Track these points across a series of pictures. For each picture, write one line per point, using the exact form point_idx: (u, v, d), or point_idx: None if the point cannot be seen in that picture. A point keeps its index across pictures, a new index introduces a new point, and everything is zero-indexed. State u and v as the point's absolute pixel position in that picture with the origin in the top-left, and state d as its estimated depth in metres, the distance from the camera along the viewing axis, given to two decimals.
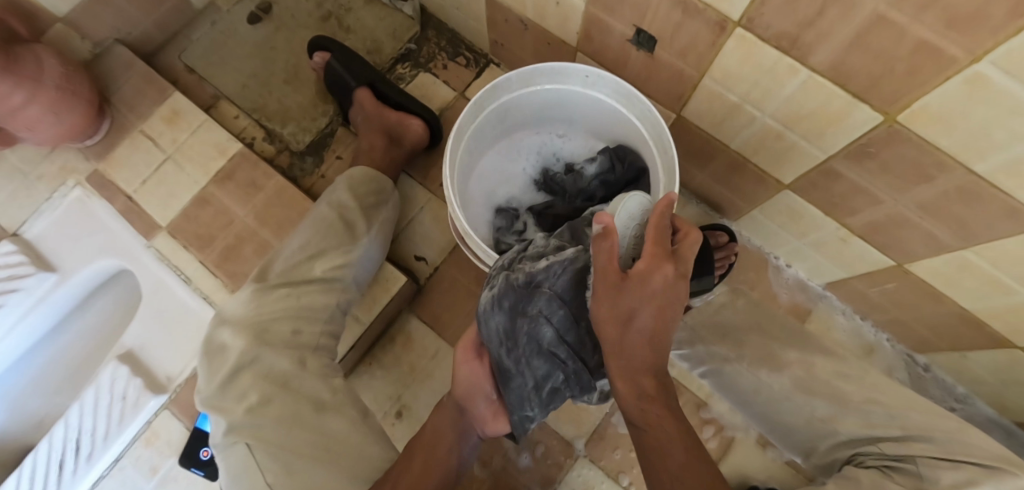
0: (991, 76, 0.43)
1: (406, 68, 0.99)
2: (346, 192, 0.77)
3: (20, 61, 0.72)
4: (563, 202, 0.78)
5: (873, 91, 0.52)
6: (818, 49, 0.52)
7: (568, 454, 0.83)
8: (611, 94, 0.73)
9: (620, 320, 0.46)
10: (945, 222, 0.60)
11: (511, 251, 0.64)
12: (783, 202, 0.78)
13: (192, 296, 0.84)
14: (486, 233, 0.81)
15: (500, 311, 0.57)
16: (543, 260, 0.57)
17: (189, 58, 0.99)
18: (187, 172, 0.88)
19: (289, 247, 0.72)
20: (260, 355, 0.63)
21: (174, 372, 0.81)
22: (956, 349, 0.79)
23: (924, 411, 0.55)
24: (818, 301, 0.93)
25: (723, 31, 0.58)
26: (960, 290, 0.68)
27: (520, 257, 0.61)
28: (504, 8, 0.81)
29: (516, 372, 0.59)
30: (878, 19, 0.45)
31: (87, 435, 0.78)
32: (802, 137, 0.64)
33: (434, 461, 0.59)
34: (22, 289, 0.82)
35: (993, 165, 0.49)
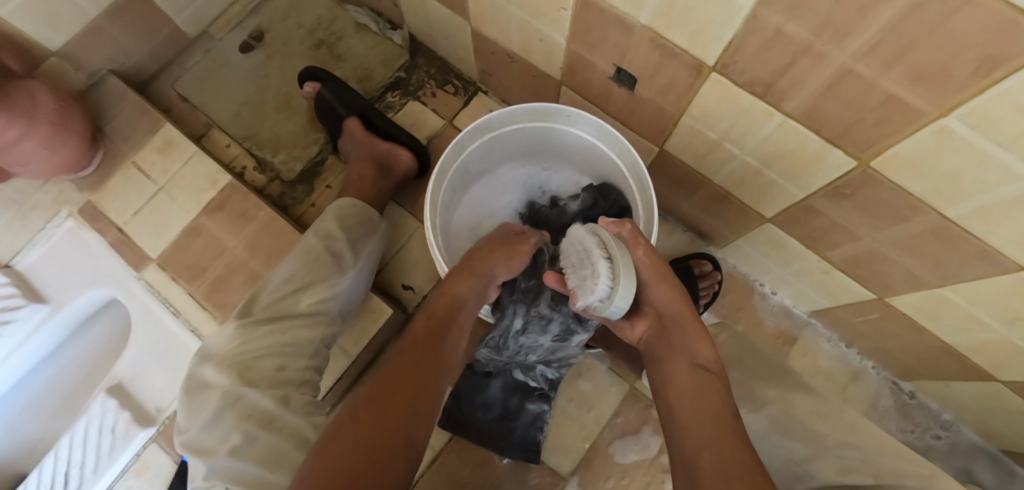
0: (957, 130, 0.43)
1: (396, 96, 1.00)
2: (333, 224, 0.78)
3: (13, 98, 0.74)
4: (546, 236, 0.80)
5: (846, 136, 0.53)
6: (791, 96, 0.53)
7: (554, 483, 0.84)
8: (592, 133, 0.74)
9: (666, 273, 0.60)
10: (921, 260, 0.60)
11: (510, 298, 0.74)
12: (766, 234, 0.78)
13: (181, 327, 0.85)
14: None
15: (487, 350, 0.81)
16: (545, 336, 0.74)
17: (182, 87, 1.00)
18: (179, 202, 0.89)
19: (275, 280, 0.73)
20: (243, 394, 0.63)
21: (164, 403, 0.82)
22: (940, 378, 0.80)
23: (893, 455, 0.55)
24: (804, 328, 0.93)
25: (700, 74, 0.59)
26: (940, 324, 0.68)
27: (525, 320, 0.73)
28: (491, 41, 0.82)
29: (482, 365, 0.84)
30: (847, 71, 0.46)
31: (77, 468, 0.79)
32: (781, 175, 0.65)
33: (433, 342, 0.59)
34: (14, 321, 0.83)
35: (965, 211, 0.50)
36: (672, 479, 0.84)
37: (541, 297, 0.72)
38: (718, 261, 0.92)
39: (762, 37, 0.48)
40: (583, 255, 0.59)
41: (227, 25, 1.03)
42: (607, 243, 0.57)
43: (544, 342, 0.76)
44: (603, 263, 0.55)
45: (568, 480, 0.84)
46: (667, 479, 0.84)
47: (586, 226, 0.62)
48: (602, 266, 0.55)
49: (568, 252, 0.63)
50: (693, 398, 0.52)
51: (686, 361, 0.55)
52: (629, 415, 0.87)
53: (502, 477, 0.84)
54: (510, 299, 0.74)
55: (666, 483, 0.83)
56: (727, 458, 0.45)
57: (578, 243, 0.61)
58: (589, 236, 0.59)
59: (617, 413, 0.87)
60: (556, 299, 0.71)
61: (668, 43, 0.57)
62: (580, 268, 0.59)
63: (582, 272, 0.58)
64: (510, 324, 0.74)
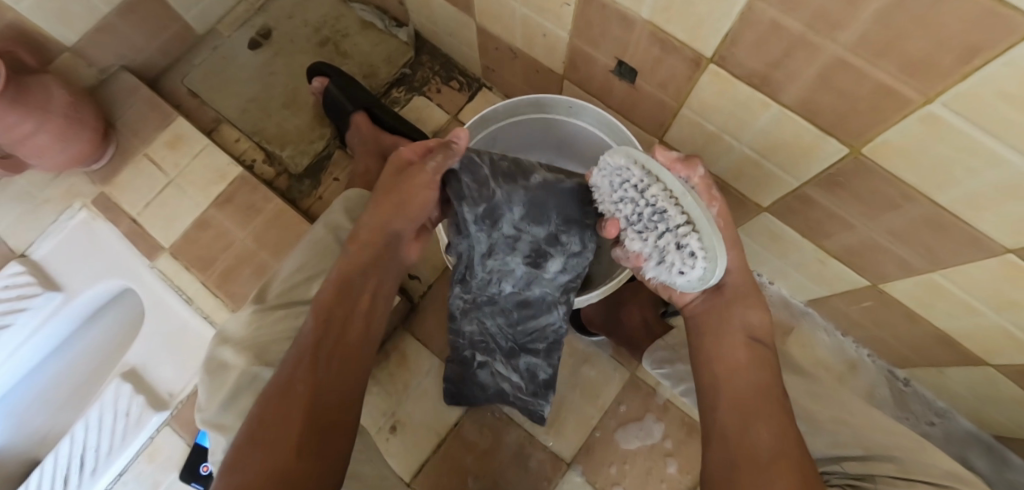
0: (943, 117, 0.45)
1: (401, 92, 1.02)
2: (342, 215, 0.80)
3: (28, 91, 0.76)
4: None
5: (839, 126, 0.54)
6: (786, 87, 0.55)
7: (557, 469, 0.85)
8: (594, 124, 0.76)
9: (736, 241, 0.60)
10: (913, 247, 0.62)
11: (461, 240, 0.60)
12: (763, 224, 0.80)
13: (193, 315, 0.87)
14: None
15: (457, 289, 0.69)
16: (511, 253, 0.63)
17: (191, 82, 1.02)
18: (189, 194, 0.91)
19: (286, 268, 0.75)
20: (260, 374, 0.65)
21: (176, 389, 0.84)
22: (933, 366, 0.82)
23: (883, 430, 0.58)
24: (800, 318, 0.95)
25: (698, 67, 0.61)
26: (933, 311, 0.70)
27: (491, 256, 0.62)
28: (494, 37, 0.84)
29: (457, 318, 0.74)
30: (838, 62, 0.48)
31: (92, 450, 0.81)
32: (777, 165, 0.67)
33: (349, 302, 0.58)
34: (30, 308, 0.86)
35: (953, 197, 0.52)
36: (673, 463, 0.85)
37: (502, 219, 0.59)
38: None
39: (758, 29, 0.50)
40: (653, 219, 0.51)
41: (235, 22, 1.05)
42: (682, 200, 0.48)
43: (517, 271, 0.65)
44: (692, 238, 0.48)
45: (570, 466, 0.86)
46: (669, 463, 0.85)
47: (641, 168, 0.50)
48: (694, 243, 0.48)
49: (622, 205, 0.53)
50: (744, 375, 0.56)
51: (744, 335, 0.58)
52: (629, 402, 0.88)
53: (506, 462, 0.86)
54: (461, 240, 0.60)
55: (667, 468, 0.85)
56: (783, 429, 0.50)
57: (640, 196, 0.51)
58: (658, 193, 0.48)
59: (618, 401, 0.89)
60: (523, 219, 0.60)
61: (667, 37, 0.59)
62: (650, 233, 0.52)
63: (657, 243, 0.52)
64: (475, 265, 0.63)
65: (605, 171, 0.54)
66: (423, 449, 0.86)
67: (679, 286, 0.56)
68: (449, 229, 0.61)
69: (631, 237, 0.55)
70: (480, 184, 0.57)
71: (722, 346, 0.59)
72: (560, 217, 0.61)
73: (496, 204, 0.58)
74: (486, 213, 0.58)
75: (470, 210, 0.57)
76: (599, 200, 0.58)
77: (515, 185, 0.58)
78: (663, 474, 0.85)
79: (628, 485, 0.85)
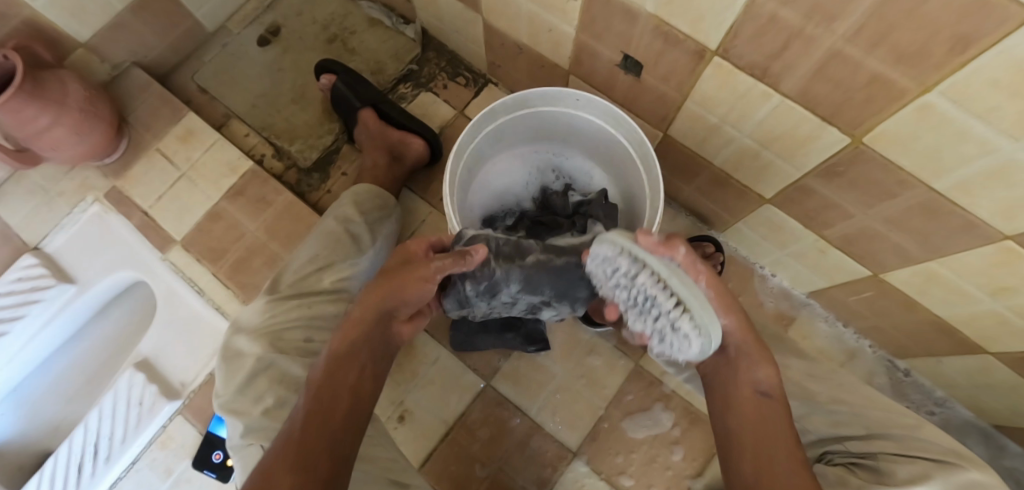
0: (939, 105, 0.47)
1: (407, 88, 1.04)
2: (351, 207, 0.82)
3: (47, 86, 0.78)
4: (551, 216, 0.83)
5: (838, 116, 0.56)
6: (786, 78, 0.56)
7: (562, 457, 0.87)
8: (600, 116, 0.77)
9: (725, 296, 0.55)
10: (910, 235, 0.64)
11: (462, 310, 0.67)
12: (765, 216, 0.82)
13: (204, 306, 0.88)
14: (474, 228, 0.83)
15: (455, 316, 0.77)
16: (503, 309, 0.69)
17: (201, 79, 1.04)
18: (200, 188, 0.93)
19: (298, 259, 0.77)
20: (274, 361, 0.67)
21: (188, 378, 0.85)
22: (932, 354, 0.83)
23: (883, 409, 0.61)
24: (801, 308, 0.97)
25: (701, 60, 0.62)
26: (931, 299, 0.72)
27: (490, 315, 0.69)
28: (501, 33, 0.86)
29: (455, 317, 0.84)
30: (837, 53, 0.49)
31: (106, 439, 0.82)
32: (778, 156, 0.68)
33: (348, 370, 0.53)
34: (43, 300, 0.87)
35: (949, 184, 0.53)
36: (679, 450, 0.87)
37: (501, 293, 0.65)
38: (719, 244, 0.96)
39: (759, 22, 0.52)
40: (644, 302, 0.54)
41: (244, 20, 1.07)
42: (668, 281, 0.51)
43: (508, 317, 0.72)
44: (683, 317, 0.51)
45: (575, 455, 0.87)
46: (675, 450, 0.87)
47: (628, 257, 0.54)
48: (685, 323, 0.51)
49: (619, 289, 0.56)
50: (745, 431, 0.52)
51: (747, 390, 0.54)
52: (633, 392, 0.90)
53: (513, 450, 0.87)
54: (463, 310, 0.67)
55: (673, 455, 0.87)
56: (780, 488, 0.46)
57: (631, 283, 0.54)
58: (645, 281, 0.52)
59: (623, 390, 0.90)
60: (517, 294, 0.65)
61: (671, 30, 0.61)
62: (646, 312, 0.55)
63: (653, 323, 0.54)
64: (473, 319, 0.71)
65: (598, 261, 0.58)
66: (430, 438, 0.87)
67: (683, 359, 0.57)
68: (451, 305, 0.67)
69: (632, 314, 0.58)
70: (483, 266, 0.63)
71: (728, 398, 0.55)
72: (552, 291, 0.65)
73: (497, 281, 0.63)
74: (484, 290, 0.64)
75: (472, 288, 0.64)
76: (600, 284, 0.61)
77: (512, 265, 0.64)
78: (667, 462, 0.86)
79: (633, 473, 0.86)
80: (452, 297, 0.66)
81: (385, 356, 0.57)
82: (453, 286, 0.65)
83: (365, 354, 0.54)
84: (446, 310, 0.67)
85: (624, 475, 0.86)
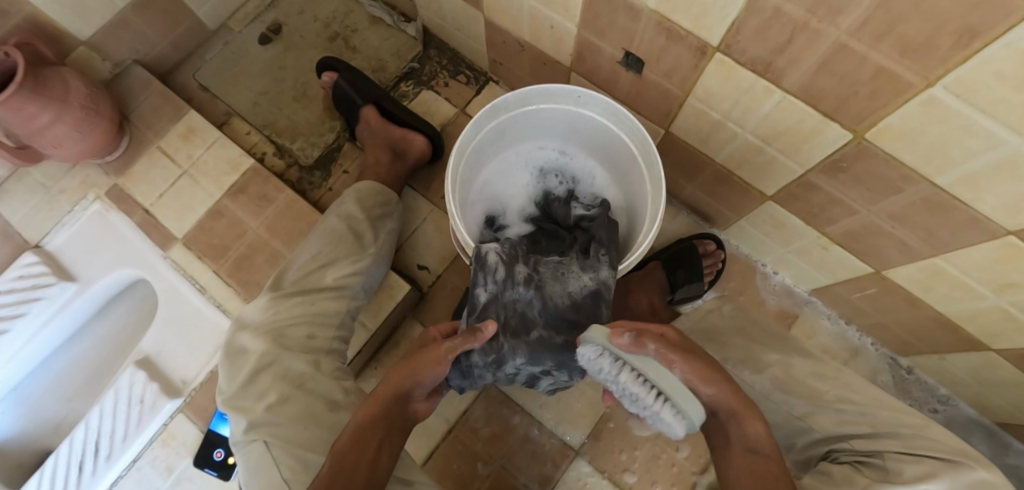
0: (943, 99, 0.47)
1: (409, 86, 1.04)
2: (353, 205, 0.82)
3: (47, 84, 0.77)
4: (550, 227, 0.84)
5: (842, 110, 0.56)
6: (789, 73, 0.56)
7: (564, 455, 0.86)
8: (602, 113, 0.77)
9: (710, 367, 0.53)
10: (914, 231, 0.64)
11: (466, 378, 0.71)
12: (767, 213, 0.82)
13: (206, 304, 0.88)
14: (473, 230, 0.83)
15: None
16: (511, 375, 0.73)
17: (203, 77, 1.04)
18: (202, 185, 0.93)
19: (301, 256, 0.77)
20: (278, 358, 0.67)
21: (189, 376, 0.85)
22: (936, 352, 0.83)
23: (890, 408, 0.61)
24: (804, 306, 0.96)
25: (704, 56, 0.62)
26: (934, 295, 0.72)
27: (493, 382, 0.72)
28: (502, 30, 0.86)
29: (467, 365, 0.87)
30: (841, 47, 0.49)
31: (106, 437, 0.82)
32: (781, 151, 0.68)
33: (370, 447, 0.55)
34: (45, 298, 0.87)
35: (953, 179, 0.53)
36: (685, 447, 0.87)
37: (507, 364, 0.68)
38: (721, 242, 0.96)
39: (762, 16, 0.51)
40: (628, 396, 0.50)
41: (246, 18, 1.07)
42: (645, 374, 0.49)
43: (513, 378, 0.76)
44: (665, 409, 0.48)
45: (578, 454, 0.87)
46: (680, 447, 0.87)
47: (609, 356, 0.51)
48: (670, 415, 0.48)
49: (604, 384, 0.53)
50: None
51: (742, 447, 0.52)
52: None
53: (515, 448, 0.87)
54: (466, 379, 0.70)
55: (679, 452, 0.86)
56: None
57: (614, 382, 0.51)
58: (626, 382, 0.49)
59: None
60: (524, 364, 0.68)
61: (673, 26, 0.61)
62: (633, 404, 0.51)
63: (643, 411, 0.51)
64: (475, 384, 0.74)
65: (583, 361, 0.55)
66: (432, 436, 0.87)
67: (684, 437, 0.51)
68: (454, 374, 0.70)
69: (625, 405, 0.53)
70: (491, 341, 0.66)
71: (725, 459, 0.53)
72: (554, 361, 0.68)
73: (503, 355, 0.67)
74: (491, 361, 0.67)
75: (479, 359, 0.67)
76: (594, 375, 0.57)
77: (518, 341, 0.67)
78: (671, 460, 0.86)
79: (637, 470, 0.86)
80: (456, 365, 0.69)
81: (402, 432, 0.59)
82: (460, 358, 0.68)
83: (384, 430, 0.56)
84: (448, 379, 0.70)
85: (629, 473, 0.85)
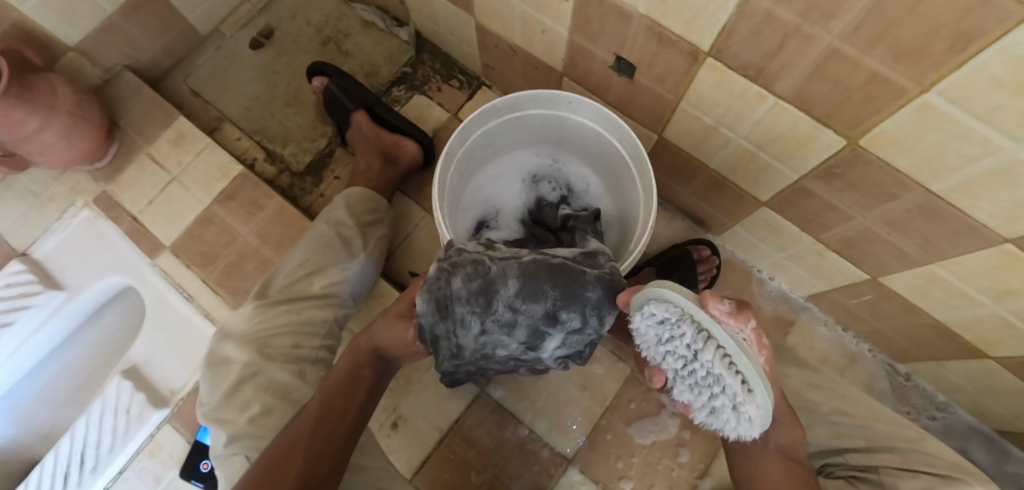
0: (938, 105, 0.46)
1: (402, 90, 1.03)
2: (343, 211, 0.81)
3: (32, 91, 0.77)
4: (541, 233, 0.82)
5: (836, 116, 0.55)
6: (782, 79, 0.55)
7: (557, 464, 0.85)
8: (593, 119, 0.76)
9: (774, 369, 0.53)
10: (910, 237, 0.63)
11: (445, 321, 0.60)
12: (762, 218, 0.81)
13: (194, 312, 0.87)
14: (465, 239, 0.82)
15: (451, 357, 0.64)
16: (507, 330, 0.58)
17: (194, 82, 1.03)
18: (192, 192, 0.92)
19: (288, 264, 0.76)
20: (262, 368, 0.67)
21: (177, 386, 0.84)
22: (934, 359, 0.82)
23: (886, 421, 0.60)
24: (800, 312, 0.95)
25: (696, 61, 0.61)
26: (931, 303, 0.70)
27: (481, 331, 0.59)
28: (494, 35, 0.85)
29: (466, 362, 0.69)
30: (834, 52, 0.48)
31: (93, 447, 0.81)
32: (775, 157, 0.67)
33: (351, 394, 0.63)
34: (32, 306, 0.86)
35: (949, 186, 0.52)
36: (685, 453, 0.86)
37: (496, 297, 0.57)
38: (716, 248, 0.95)
39: (753, 21, 0.51)
40: (703, 380, 0.45)
41: (237, 23, 1.06)
42: (737, 361, 0.43)
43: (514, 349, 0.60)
44: (751, 402, 0.43)
45: (570, 462, 0.86)
46: (680, 452, 0.86)
47: (693, 325, 0.44)
48: (753, 410, 0.43)
49: (668, 359, 0.47)
50: None
51: (781, 457, 0.54)
52: (628, 396, 0.89)
53: (508, 457, 0.86)
54: (445, 319, 0.60)
55: (679, 457, 0.85)
56: None
57: (692, 357, 0.45)
58: (713, 360, 0.43)
59: (621, 396, 0.89)
60: (516, 297, 0.56)
61: (664, 31, 0.60)
62: (700, 390, 0.46)
63: (713, 401, 0.46)
64: (461, 339, 0.60)
65: (650, 325, 0.47)
66: (424, 445, 0.86)
67: (735, 435, 0.49)
68: (428, 309, 0.61)
69: (682, 390, 0.48)
70: (479, 262, 0.59)
71: (758, 465, 0.54)
72: (557, 290, 0.56)
73: (493, 277, 0.57)
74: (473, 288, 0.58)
75: (461, 286, 0.58)
76: (641, 346, 0.51)
77: (509, 261, 0.59)
78: (668, 469, 0.85)
79: (633, 479, 0.85)
80: (430, 300, 0.61)
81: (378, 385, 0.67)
82: (436, 284, 0.60)
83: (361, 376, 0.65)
84: (421, 313, 0.61)
85: (625, 479, 0.84)
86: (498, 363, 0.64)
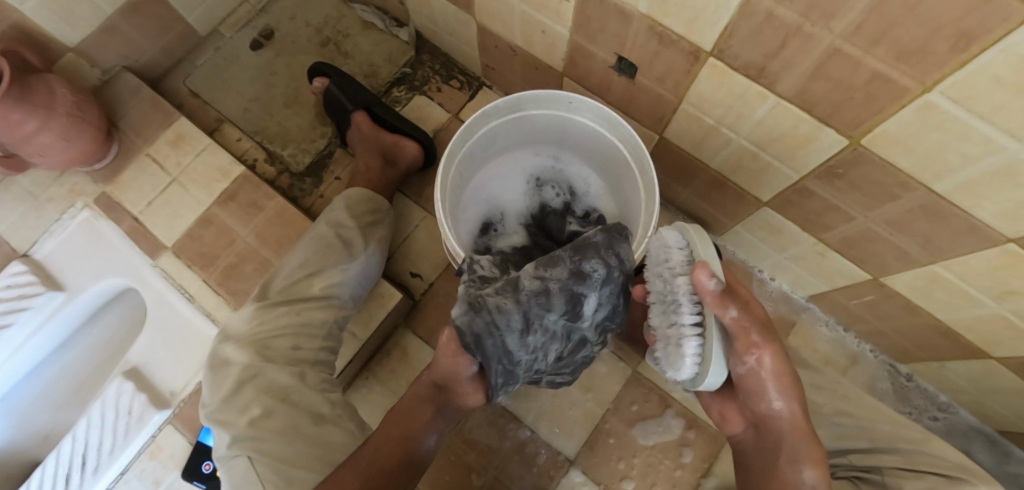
0: (940, 105, 0.45)
1: (401, 91, 1.03)
2: (343, 212, 0.80)
3: (31, 92, 0.76)
4: (545, 244, 0.83)
5: (837, 116, 0.55)
6: (783, 78, 0.55)
7: (559, 466, 0.85)
8: (594, 119, 0.76)
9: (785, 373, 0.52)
10: (911, 237, 0.62)
11: (482, 316, 0.58)
12: (762, 218, 0.81)
13: (194, 313, 0.87)
14: (467, 242, 0.82)
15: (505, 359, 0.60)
16: (544, 297, 0.59)
17: (193, 83, 1.03)
18: (191, 193, 0.92)
19: (288, 265, 0.76)
20: (262, 369, 0.67)
21: (178, 387, 0.84)
22: (936, 359, 0.82)
23: (889, 422, 0.60)
24: (801, 313, 0.95)
25: (696, 61, 0.61)
26: (933, 303, 0.70)
27: (522, 317, 0.58)
28: (494, 35, 0.85)
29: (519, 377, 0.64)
30: (835, 51, 0.48)
31: (94, 449, 0.81)
32: (776, 157, 0.67)
33: (411, 426, 0.65)
34: (32, 307, 0.86)
35: (950, 186, 0.52)
36: (689, 453, 0.85)
37: (520, 277, 0.60)
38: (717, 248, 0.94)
39: (754, 21, 0.50)
40: (668, 305, 0.53)
41: (237, 23, 1.06)
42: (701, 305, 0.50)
43: (560, 319, 0.60)
44: (690, 344, 0.50)
45: (572, 464, 0.85)
46: (684, 452, 0.85)
47: (687, 257, 0.52)
48: (687, 350, 0.50)
49: (653, 281, 0.56)
50: None
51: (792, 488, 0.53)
52: (629, 398, 0.88)
53: (509, 459, 0.86)
54: (482, 314, 0.58)
55: (683, 457, 0.85)
56: None
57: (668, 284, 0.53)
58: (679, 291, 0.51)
59: (622, 397, 0.88)
60: (537, 267, 0.60)
61: (665, 31, 0.59)
62: (664, 317, 0.54)
63: (666, 330, 0.54)
64: (506, 334, 0.58)
65: (656, 245, 0.56)
66: None
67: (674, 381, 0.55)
68: (463, 310, 0.59)
69: (653, 314, 0.57)
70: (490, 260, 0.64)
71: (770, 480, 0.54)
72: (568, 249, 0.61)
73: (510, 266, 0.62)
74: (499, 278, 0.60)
75: (485, 281, 0.60)
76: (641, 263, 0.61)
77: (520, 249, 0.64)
78: (670, 470, 0.85)
79: (635, 479, 0.84)
80: (462, 305, 0.59)
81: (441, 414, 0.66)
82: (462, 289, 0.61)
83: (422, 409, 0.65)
84: (454, 318, 0.59)
85: (628, 479, 0.84)
86: (550, 348, 0.62)
